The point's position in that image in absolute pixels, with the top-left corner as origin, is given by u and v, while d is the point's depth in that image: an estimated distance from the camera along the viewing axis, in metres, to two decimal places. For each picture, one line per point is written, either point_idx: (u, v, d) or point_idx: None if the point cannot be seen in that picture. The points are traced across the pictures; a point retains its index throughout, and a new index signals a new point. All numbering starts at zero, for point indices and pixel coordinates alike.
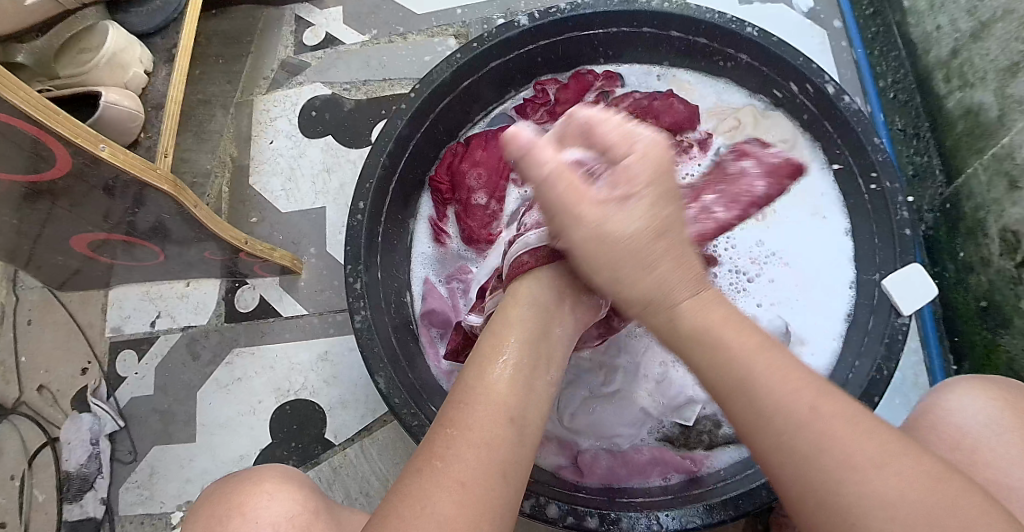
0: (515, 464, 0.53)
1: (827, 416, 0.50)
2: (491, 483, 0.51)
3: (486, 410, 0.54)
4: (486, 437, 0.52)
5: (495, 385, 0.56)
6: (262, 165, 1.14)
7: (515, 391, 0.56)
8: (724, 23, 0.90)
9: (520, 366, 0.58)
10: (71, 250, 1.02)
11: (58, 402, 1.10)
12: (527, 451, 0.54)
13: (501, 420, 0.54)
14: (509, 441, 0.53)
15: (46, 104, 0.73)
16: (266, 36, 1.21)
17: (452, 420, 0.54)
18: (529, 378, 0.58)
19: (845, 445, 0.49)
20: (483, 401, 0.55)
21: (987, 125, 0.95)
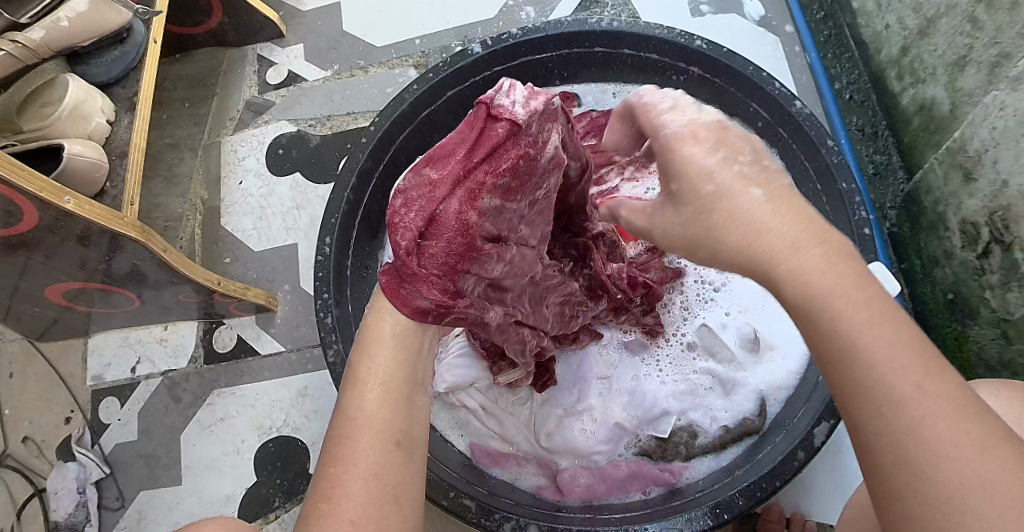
0: (407, 486, 0.54)
1: (931, 395, 0.45)
2: (385, 510, 0.52)
3: (367, 436, 0.54)
4: (373, 466, 0.53)
5: (370, 409, 0.55)
6: (233, 206, 1.15)
7: (390, 410, 0.56)
8: (673, 38, 0.93)
9: (390, 383, 0.57)
10: (47, 301, 1.03)
11: (44, 453, 1.09)
12: (415, 468, 0.55)
13: (383, 446, 0.54)
14: (396, 463, 0.54)
15: (11, 163, 0.75)
16: (230, 77, 1.22)
17: (335, 455, 0.53)
18: (403, 393, 0.57)
19: (940, 431, 0.44)
20: (366, 429, 0.54)
21: (941, 119, 0.97)
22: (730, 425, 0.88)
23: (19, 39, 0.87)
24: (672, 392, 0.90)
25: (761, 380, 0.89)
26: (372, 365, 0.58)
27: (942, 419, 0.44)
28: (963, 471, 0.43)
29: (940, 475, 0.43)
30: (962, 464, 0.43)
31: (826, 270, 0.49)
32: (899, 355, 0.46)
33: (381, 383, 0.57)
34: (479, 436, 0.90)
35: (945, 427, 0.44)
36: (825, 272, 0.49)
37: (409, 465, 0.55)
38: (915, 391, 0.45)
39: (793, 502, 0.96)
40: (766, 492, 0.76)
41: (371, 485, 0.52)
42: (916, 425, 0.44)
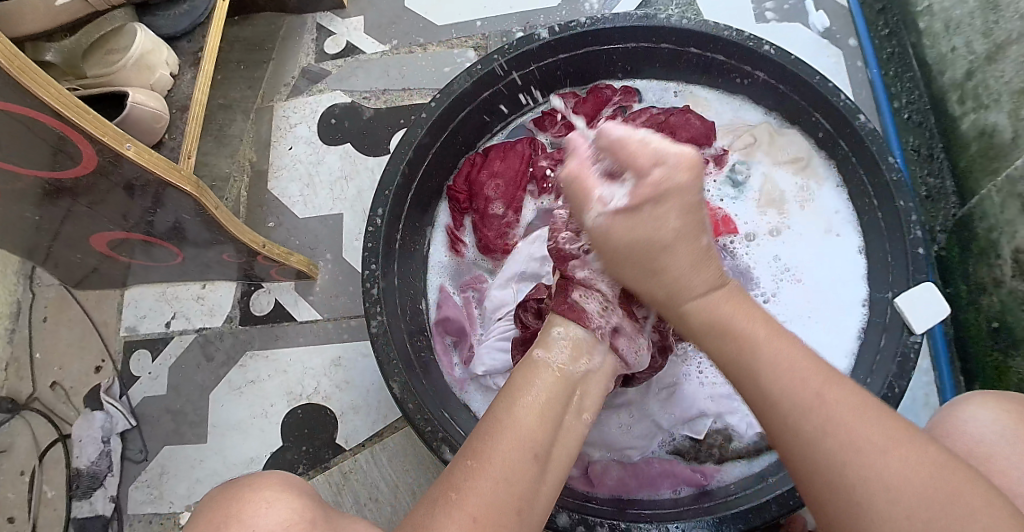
0: (531, 498, 0.54)
1: (833, 403, 0.51)
2: (507, 515, 0.52)
3: (511, 443, 0.55)
4: (509, 467, 0.54)
5: (521, 418, 0.57)
6: (281, 171, 1.16)
7: (544, 425, 0.58)
8: (741, 41, 0.91)
9: (553, 398, 0.60)
10: (90, 248, 1.03)
11: (71, 399, 1.11)
12: (546, 485, 0.56)
13: (528, 454, 0.56)
14: (533, 475, 0.55)
15: (75, 103, 0.75)
16: (287, 43, 1.23)
17: (474, 449, 0.55)
18: (557, 414, 0.59)
19: (849, 429, 0.50)
20: (511, 435, 0.56)
21: (1000, 146, 0.96)
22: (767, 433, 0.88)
23: None
24: (711, 394, 0.89)
25: None
26: (545, 380, 0.61)
27: (849, 425, 0.50)
28: (875, 475, 0.48)
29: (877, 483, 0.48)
30: (875, 464, 0.48)
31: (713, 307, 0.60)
32: (797, 366, 0.54)
33: (544, 399, 0.60)
34: None
35: (861, 434, 0.49)
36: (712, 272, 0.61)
37: (541, 483, 0.56)
38: (817, 399, 0.51)
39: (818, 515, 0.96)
40: (801, 501, 0.75)
41: (500, 483, 0.53)
42: (820, 434, 0.50)
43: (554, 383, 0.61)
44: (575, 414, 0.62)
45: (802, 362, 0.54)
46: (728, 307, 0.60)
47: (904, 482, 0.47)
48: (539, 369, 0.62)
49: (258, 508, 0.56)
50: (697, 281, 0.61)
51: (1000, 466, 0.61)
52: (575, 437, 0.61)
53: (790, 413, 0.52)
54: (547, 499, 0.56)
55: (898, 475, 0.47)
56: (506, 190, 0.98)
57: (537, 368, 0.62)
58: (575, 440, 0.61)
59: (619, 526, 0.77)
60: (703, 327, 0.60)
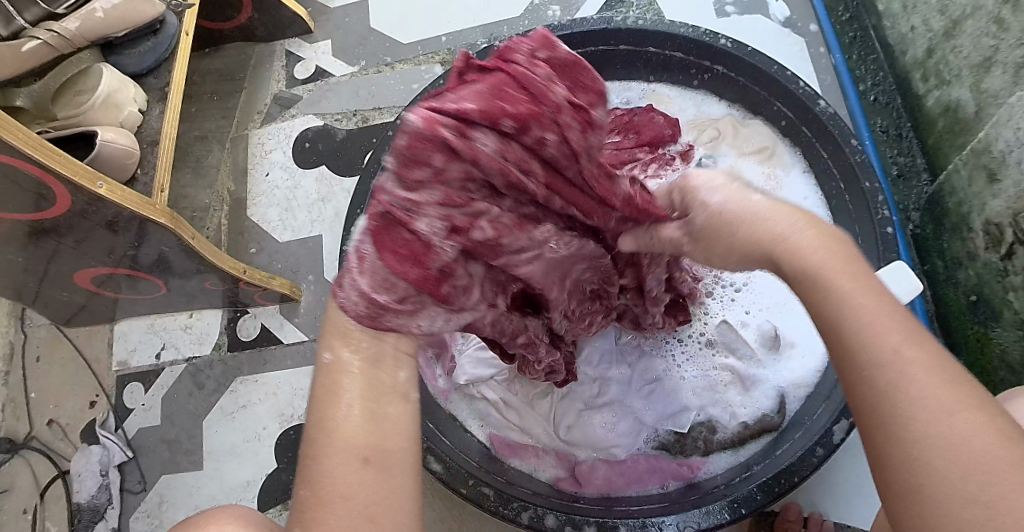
0: (393, 507, 0.48)
1: (909, 359, 0.46)
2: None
3: (341, 463, 0.49)
4: (353, 494, 0.48)
5: (341, 428, 0.50)
6: (259, 197, 1.17)
7: (368, 423, 0.50)
8: (698, 37, 0.93)
9: (365, 403, 0.51)
10: (76, 286, 1.05)
11: (68, 436, 1.12)
12: (405, 483, 0.50)
13: (348, 459, 0.49)
14: (369, 478, 0.48)
15: (45, 145, 0.77)
16: (258, 71, 1.25)
17: (311, 480, 0.49)
18: (377, 404, 0.51)
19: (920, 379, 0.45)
20: (334, 456, 0.49)
21: (966, 121, 0.96)
22: (750, 421, 0.88)
23: (55, 28, 0.89)
24: (694, 387, 0.91)
25: (782, 377, 0.90)
26: (351, 378, 0.52)
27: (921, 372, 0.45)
28: (950, 434, 0.43)
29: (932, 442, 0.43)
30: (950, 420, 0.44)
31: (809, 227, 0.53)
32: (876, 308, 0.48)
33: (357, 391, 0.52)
34: (502, 427, 0.91)
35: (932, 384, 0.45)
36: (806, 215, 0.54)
37: (393, 481, 0.49)
38: (895, 353, 0.46)
39: (811, 502, 0.96)
40: (785, 487, 0.76)
41: (354, 511, 0.47)
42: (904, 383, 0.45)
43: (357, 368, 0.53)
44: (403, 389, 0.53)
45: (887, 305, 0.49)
46: (827, 251, 0.52)
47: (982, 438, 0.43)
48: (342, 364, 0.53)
49: None
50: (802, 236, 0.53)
51: None
52: (406, 419, 0.52)
53: (867, 371, 0.47)
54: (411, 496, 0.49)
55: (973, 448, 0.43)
56: None
57: (322, 361, 0.53)
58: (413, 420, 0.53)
59: (606, 524, 0.77)
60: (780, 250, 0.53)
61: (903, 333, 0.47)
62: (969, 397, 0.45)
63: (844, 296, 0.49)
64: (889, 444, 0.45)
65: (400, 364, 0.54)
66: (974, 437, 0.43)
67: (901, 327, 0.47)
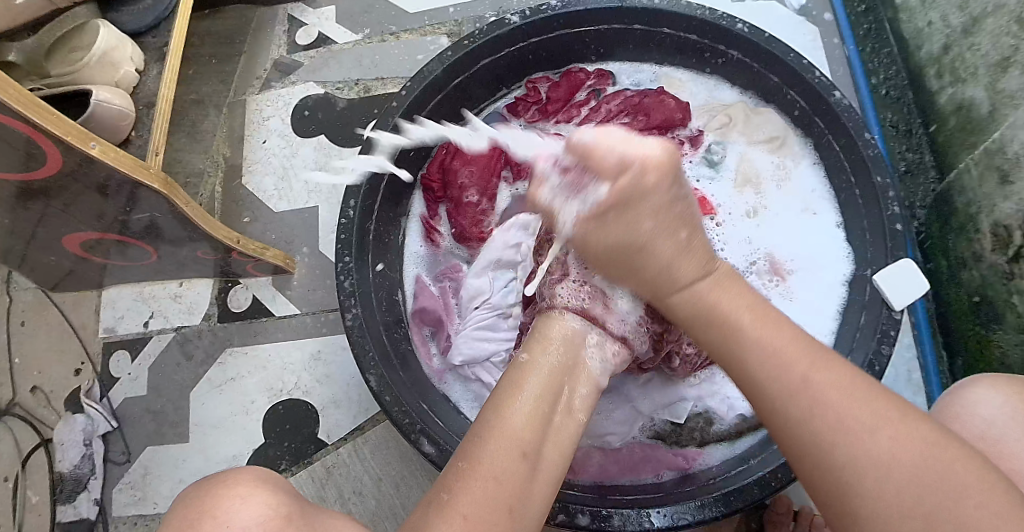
0: (527, 499, 0.54)
1: (818, 383, 0.52)
2: (499, 517, 0.51)
3: (498, 446, 0.55)
4: (496, 472, 0.53)
5: (513, 418, 0.57)
6: (255, 165, 1.14)
7: (533, 425, 0.57)
8: (714, 19, 0.91)
9: (542, 400, 0.59)
10: (65, 250, 1.02)
11: (52, 403, 1.10)
12: (540, 485, 0.55)
13: (514, 448, 0.55)
14: (524, 474, 0.54)
15: (35, 103, 0.73)
16: (259, 36, 1.21)
17: (467, 450, 0.55)
18: (548, 413, 0.59)
19: (839, 409, 0.51)
20: (495, 435, 0.56)
21: (977, 121, 0.95)
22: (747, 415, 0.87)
23: None
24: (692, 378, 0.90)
25: None
26: (539, 372, 0.61)
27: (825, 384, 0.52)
28: (875, 455, 0.49)
29: (863, 457, 0.49)
30: (880, 454, 0.49)
31: (721, 292, 0.59)
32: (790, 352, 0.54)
33: (533, 403, 0.58)
34: None
35: (843, 401, 0.51)
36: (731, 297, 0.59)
37: (534, 483, 0.55)
38: (802, 382, 0.52)
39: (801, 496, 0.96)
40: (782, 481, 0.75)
41: (496, 492, 0.52)
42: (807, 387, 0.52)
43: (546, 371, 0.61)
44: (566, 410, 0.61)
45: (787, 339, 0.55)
46: (735, 297, 0.59)
47: (899, 444, 0.49)
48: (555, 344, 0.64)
49: (233, 505, 0.54)
50: (682, 272, 0.60)
51: (1008, 452, 0.62)
52: (573, 433, 0.61)
53: (777, 396, 0.53)
54: (544, 496, 0.55)
55: (892, 464, 0.48)
56: (480, 178, 0.97)
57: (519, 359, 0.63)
58: (569, 439, 0.60)
59: (601, 513, 0.76)
60: (693, 316, 0.60)
61: (856, 395, 0.51)
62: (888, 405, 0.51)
63: (748, 334, 0.56)
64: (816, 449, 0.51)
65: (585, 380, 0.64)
66: (903, 451, 0.49)
67: (786, 340, 0.55)
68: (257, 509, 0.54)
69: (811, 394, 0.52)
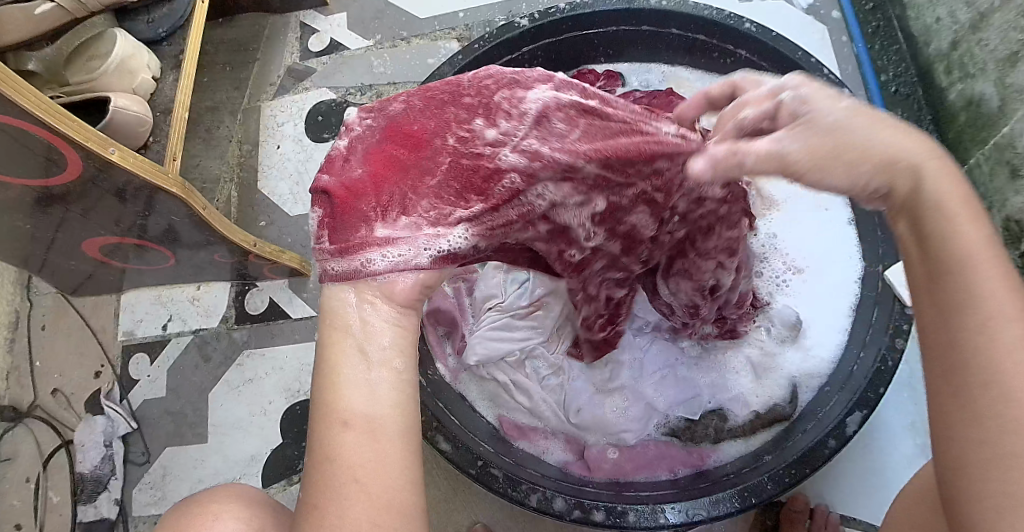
0: (392, 448, 0.51)
1: (1013, 338, 0.46)
2: (370, 487, 0.49)
3: (340, 426, 0.51)
4: (356, 445, 0.50)
5: (336, 402, 0.51)
6: (270, 170, 1.16)
7: (355, 393, 0.52)
8: (722, 19, 0.92)
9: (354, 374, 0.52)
10: (84, 254, 1.04)
11: (72, 405, 1.11)
12: (404, 434, 0.52)
13: (332, 427, 0.51)
14: (369, 440, 0.50)
15: (57, 110, 0.74)
16: (272, 43, 1.23)
17: (318, 448, 0.51)
18: (365, 372, 0.53)
19: (1015, 376, 0.45)
20: (321, 417, 0.52)
21: (989, 115, 0.95)
22: (761, 410, 0.88)
23: None
24: (705, 376, 0.90)
25: (795, 367, 0.90)
26: (349, 351, 0.53)
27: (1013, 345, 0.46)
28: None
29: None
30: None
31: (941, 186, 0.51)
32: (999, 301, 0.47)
33: (356, 381, 0.52)
34: (511, 409, 0.91)
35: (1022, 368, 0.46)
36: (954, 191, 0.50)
37: (381, 445, 0.50)
38: (989, 338, 0.47)
39: (817, 494, 0.95)
40: (796, 477, 0.76)
41: (342, 473, 0.49)
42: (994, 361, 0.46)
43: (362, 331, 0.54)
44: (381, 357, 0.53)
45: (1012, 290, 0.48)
46: (957, 191, 0.51)
47: None
48: (344, 321, 0.55)
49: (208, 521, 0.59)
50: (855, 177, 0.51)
51: None
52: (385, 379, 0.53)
53: (970, 340, 0.47)
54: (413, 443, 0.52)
55: None
56: None
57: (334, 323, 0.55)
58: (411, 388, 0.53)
59: (616, 509, 0.77)
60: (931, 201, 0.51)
61: None
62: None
63: (986, 323, 0.47)
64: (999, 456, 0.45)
65: (382, 332, 0.55)
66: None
67: (1016, 302, 0.47)
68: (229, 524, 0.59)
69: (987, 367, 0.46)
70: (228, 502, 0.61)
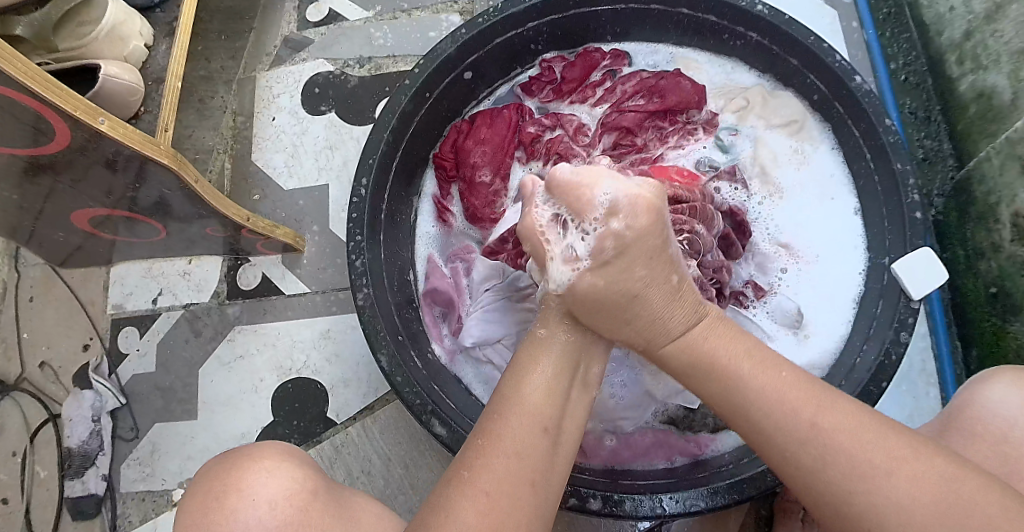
0: (548, 470, 0.58)
1: (827, 428, 0.56)
2: (519, 492, 0.56)
3: (521, 421, 0.59)
4: (519, 446, 0.58)
5: (530, 395, 0.60)
6: (265, 142, 1.13)
7: (550, 400, 0.61)
8: (734, 1, 0.89)
9: (554, 385, 0.61)
10: (73, 225, 1.01)
11: (60, 379, 1.10)
12: (559, 453, 0.60)
13: (534, 429, 0.59)
14: (541, 446, 0.59)
15: (44, 77, 0.71)
16: (269, 11, 1.20)
17: (489, 428, 0.59)
18: (564, 389, 0.62)
19: (845, 442, 0.55)
20: (518, 411, 0.59)
21: (1000, 108, 0.93)
22: None
23: None
24: None
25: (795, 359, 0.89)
26: (551, 352, 0.63)
27: (842, 429, 0.56)
28: (893, 492, 0.53)
29: (882, 502, 0.53)
30: (898, 478, 0.54)
31: (705, 334, 0.63)
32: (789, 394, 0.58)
33: (548, 382, 0.61)
34: None
35: (850, 442, 0.55)
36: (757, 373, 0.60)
37: (552, 456, 0.59)
38: (812, 428, 0.57)
39: None
40: None
41: (511, 467, 0.57)
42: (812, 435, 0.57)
43: (560, 355, 0.63)
44: (580, 386, 0.65)
45: (792, 387, 0.59)
46: (749, 364, 0.61)
47: (915, 483, 0.53)
48: (545, 349, 0.63)
49: (259, 477, 0.64)
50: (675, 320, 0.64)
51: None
52: (585, 403, 0.65)
53: (789, 445, 0.57)
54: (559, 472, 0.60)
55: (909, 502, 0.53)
56: (494, 157, 0.95)
57: (536, 337, 0.64)
58: (579, 420, 0.64)
59: (612, 498, 0.75)
60: (686, 368, 0.63)
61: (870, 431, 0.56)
62: (898, 442, 0.55)
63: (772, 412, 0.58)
64: (814, 480, 0.56)
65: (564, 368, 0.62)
66: (919, 497, 0.53)
67: (802, 392, 0.59)
68: (280, 481, 0.64)
69: (823, 438, 0.56)
70: (276, 459, 0.66)
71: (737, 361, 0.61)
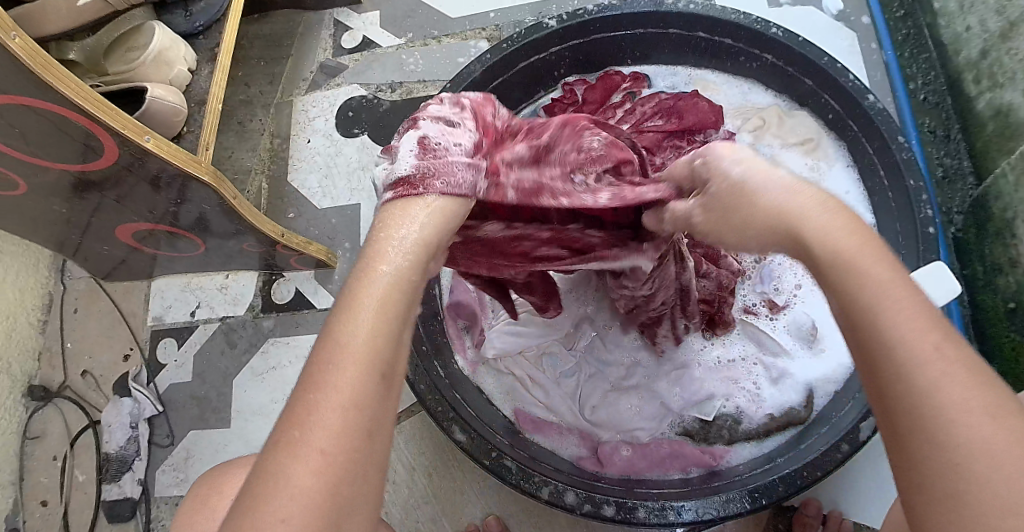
0: (380, 422, 0.45)
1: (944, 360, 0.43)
2: (345, 448, 0.43)
3: (349, 373, 0.45)
4: (346, 402, 0.44)
5: (354, 342, 0.46)
6: (300, 163, 1.19)
7: (380, 343, 0.47)
8: (748, 24, 0.92)
9: (388, 315, 0.48)
10: (117, 240, 1.07)
11: (101, 387, 1.15)
12: (391, 403, 0.47)
13: (357, 374, 0.45)
14: (375, 395, 0.45)
15: (95, 97, 0.76)
16: (306, 39, 1.26)
17: (314, 385, 0.45)
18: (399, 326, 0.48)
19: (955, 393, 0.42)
20: (342, 368, 0.45)
21: (1017, 125, 0.95)
22: (775, 414, 0.89)
23: None
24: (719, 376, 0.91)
25: (812, 374, 0.90)
26: (387, 290, 0.49)
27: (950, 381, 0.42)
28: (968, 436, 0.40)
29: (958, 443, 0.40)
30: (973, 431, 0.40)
31: (831, 240, 0.49)
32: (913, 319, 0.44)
33: (383, 308, 0.48)
34: (526, 403, 0.93)
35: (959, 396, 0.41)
36: (839, 232, 0.49)
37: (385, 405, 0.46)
38: (933, 352, 0.43)
39: (831, 499, 0.96)
40: (807, 481, 0.76)
41: (336, 433, 0.43)
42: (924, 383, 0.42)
43: (408, 287, 0.50)
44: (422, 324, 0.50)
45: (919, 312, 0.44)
46: (851, 242, 0.49)
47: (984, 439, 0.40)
48: (395, 280, 0.49)
49: None
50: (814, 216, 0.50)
51: None
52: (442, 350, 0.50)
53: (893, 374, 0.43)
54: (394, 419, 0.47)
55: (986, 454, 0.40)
56: None
57: (377, 274, 0.49)
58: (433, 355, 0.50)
59: (627, 504, 0.77)
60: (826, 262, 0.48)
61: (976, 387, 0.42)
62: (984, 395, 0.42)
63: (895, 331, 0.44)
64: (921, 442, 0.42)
65: None
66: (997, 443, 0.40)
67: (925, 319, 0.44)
68: None
69: (924, 396, 0.42)
70: None
71: (841, 240, 0.49)
